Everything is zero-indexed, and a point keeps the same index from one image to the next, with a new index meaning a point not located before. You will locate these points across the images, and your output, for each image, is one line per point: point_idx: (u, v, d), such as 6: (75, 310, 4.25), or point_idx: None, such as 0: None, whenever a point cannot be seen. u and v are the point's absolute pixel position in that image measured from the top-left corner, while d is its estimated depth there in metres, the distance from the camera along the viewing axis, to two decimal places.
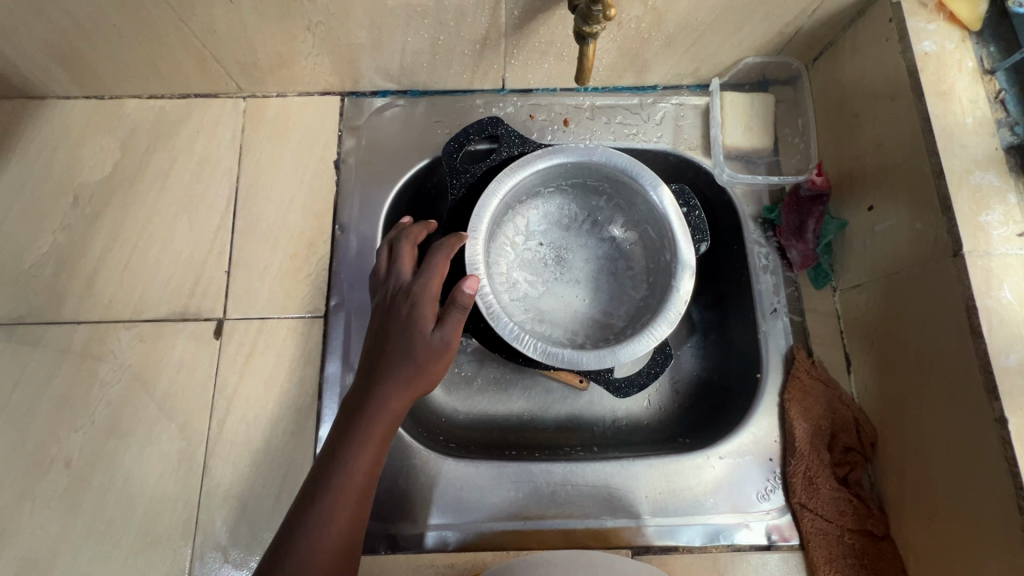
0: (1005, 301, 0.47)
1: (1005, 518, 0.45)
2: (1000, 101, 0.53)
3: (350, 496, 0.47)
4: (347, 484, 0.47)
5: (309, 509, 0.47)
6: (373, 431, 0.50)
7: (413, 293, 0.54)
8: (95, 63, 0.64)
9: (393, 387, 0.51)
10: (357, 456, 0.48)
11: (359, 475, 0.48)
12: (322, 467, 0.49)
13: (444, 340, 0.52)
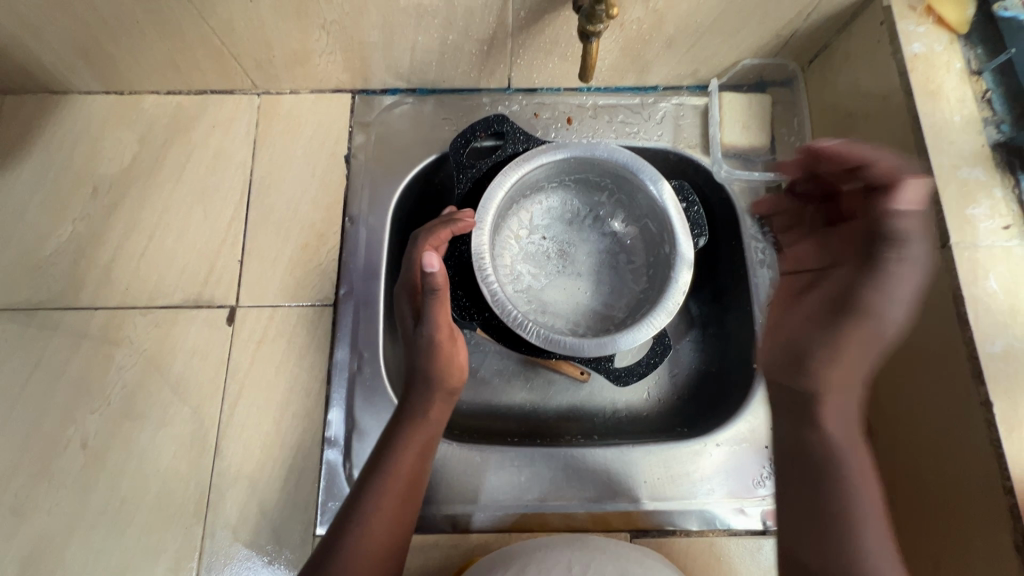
0: (989, 289, 0.49)
1: (989, 498, 0.47)
2: (987, 100, 0.56)
3: (393, 503, 0.53)
4: (389, 491, 0.53)
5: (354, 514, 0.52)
6: (412, 443, 0.55)
7: (402, 297, 0.61)
8: (117, 59, 0.67)
9: (430, 400, 0.58)
10: (397, 461, 0.54)
11: (400, 481, 0.54)
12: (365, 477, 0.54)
13: (428, 335, 0.57)
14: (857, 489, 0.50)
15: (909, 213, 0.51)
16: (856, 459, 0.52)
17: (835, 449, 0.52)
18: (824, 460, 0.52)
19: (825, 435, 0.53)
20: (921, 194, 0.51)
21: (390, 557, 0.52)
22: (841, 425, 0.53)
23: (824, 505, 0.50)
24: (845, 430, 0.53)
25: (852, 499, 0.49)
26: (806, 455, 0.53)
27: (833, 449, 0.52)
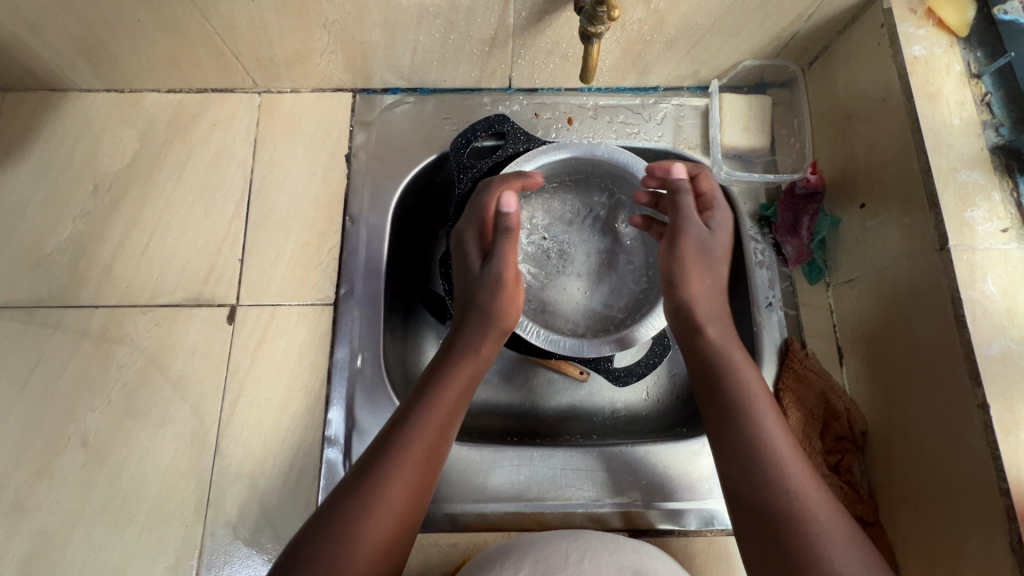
0: (988, 292, 0.50)
1: (987, 498, 0.47)
2: (986, 103, 0.56)
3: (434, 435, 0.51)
4: (434, 420, 0.51)
5: (390, 444, 0.49)
6: (460, 378, 0.55)
7: (461, 238, 0.62)
8: (118, 57, 0.67)
9: (485, 337, 0.58)
10: (442, 394, 0.53)
11: (444, 414, 0.52)
12: (403, 410, 0.52)
13: (495, 274, 0.58)
14: (760, 402, 0.51)
15: (701, 180, 0.64)
16: (750, 374, 0.53)
17: (733, 364, 0.54)
18: (726, 377, 0.53)
19: (725, 355, 0.54)
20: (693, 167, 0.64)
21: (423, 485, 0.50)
22: (709, 330, 0.56)
23: (730, 414, 0.51)
24: (733, 347, 0.55)
25: (757, 405, 0.50)
26: (704, 365, 0.55)
27: (727, 363, 0.54)
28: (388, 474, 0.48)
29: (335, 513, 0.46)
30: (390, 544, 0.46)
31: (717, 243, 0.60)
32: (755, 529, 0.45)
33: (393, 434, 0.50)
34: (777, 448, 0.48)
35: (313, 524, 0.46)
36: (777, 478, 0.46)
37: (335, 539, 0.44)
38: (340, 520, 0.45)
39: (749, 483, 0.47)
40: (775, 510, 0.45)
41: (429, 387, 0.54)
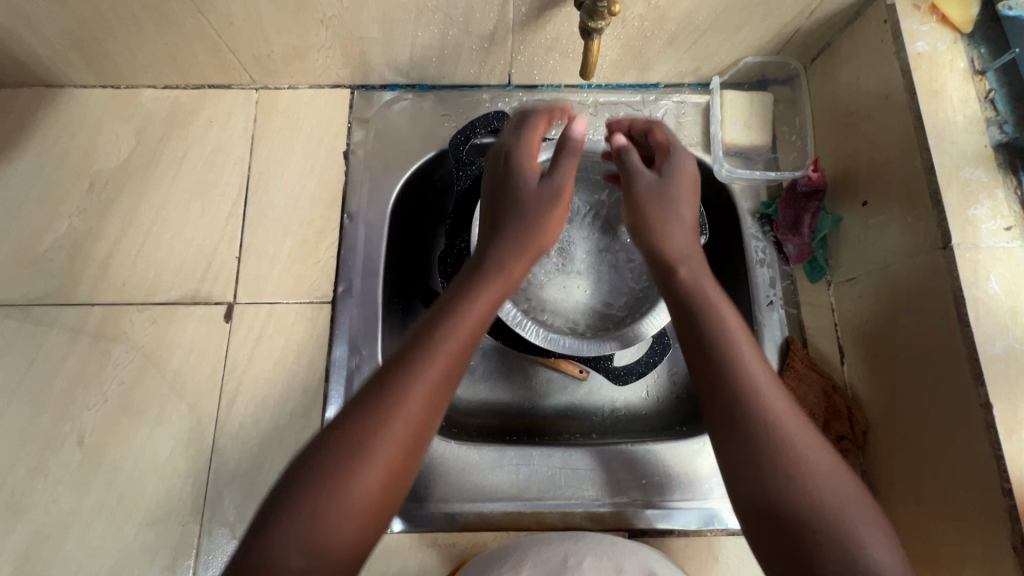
0: (991, 290, 0.49)
1: (989, 498, 0.47)
2: (989, 100, 0.55)
3: (460, 356, 0.42)
4: (458, 338, 0.42)
5: (404, 364, 0.40)
6: (490, 295, 0.46)
7: (511, 151, 0.57)
8: (114, 52, 0.66)
9: (522, 251, 0.51)
10: (470, 311, 0.44)
11: (472, 334, 0.43)
12: (419, 327, 0.43)
13: (556, 189, 0.54)
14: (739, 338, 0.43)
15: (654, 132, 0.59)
16: (744, 341, 0.43)
17: (722, 326, 0.44)
18: (721, 353, 0.42)
19: (718, 323, 0.44)
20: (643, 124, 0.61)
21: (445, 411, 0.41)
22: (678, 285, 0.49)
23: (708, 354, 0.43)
24: (727, 311, 0.45)
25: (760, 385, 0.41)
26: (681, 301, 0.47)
27: (718, 333, 0.43)
28: (393, 401, 0.38)
29: (325, 448, 0.37)
30: (395, 484, 0.37)
31: (671, 185, 0.54)
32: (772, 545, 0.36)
33: (409, 350, 0.41)
34: (761, 387, 0.41)
35: (299, 460, 0.37)
36: (796, 478, 0.37)
37: (320, 484, 0.35)
38: (334, 457, 0.36)
39: (758, 488, 0.37)
40: (796, 523, 0.36)
41: (452, 302, 0.44)
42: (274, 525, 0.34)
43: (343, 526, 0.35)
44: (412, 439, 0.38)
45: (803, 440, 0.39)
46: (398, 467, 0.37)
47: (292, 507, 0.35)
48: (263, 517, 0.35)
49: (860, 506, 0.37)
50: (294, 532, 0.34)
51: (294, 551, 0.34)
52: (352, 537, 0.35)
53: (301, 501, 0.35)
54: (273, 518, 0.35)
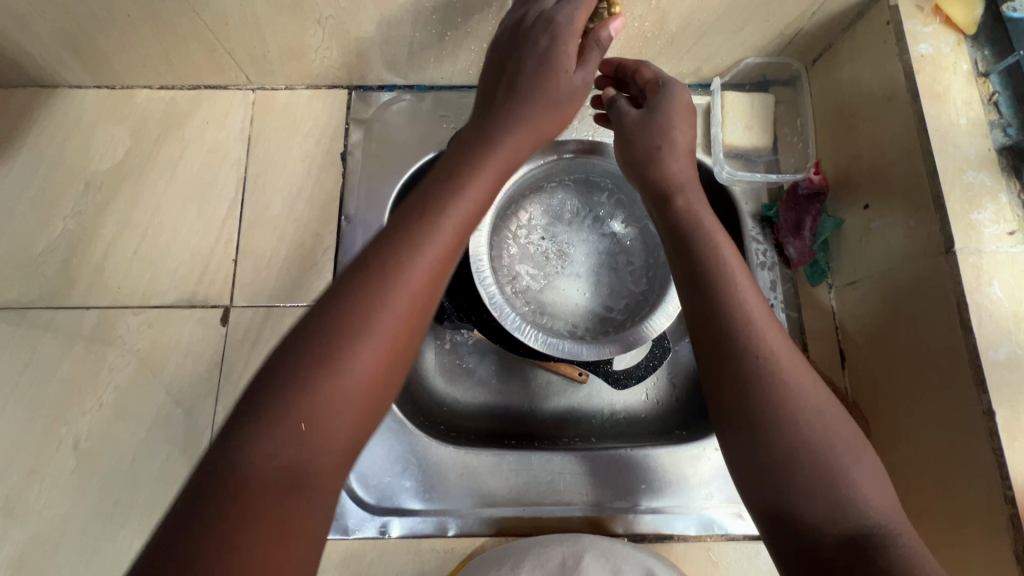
0: (993, 296, 0.49)
1: (991, 506, 0.47)
2: (993, 103, 0.55)
3: (444, 255, 0.40)
4: (441, 237, 0.40)
5: (383, 262, 0.38)
6: (475, 192, 0.43)
7: (555, 24, 0.49)
8: (108, 52, 0.65)
9: (510, 149, 0.47)
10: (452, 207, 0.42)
11: (455, 232, 0.41)
12: (397, 225, 0.40)
13: (584, 83, 0.51)
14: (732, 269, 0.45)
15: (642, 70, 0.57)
16: (743, 281, 0.45)
17: (719, 254, 0.46)
18: (719, 288, 0.44)
19: (716, 258, 0.46)
20: (632, 65, 0.59)
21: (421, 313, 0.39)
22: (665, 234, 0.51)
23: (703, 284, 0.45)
24: (723, 244, 0.47)
25: (759, 324, 0.43)
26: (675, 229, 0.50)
27: (717, 274, 0.45)
28: (377, 298, 0.37)
29: (305, 348, 0.35)
30: (382, 381, 0.37)
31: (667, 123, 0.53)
32: (751, 467, 0.40)
33: (389, 248, 0.39)
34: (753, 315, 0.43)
35: (276, 358, 0.36)
36: (782, 408, 0.40)
37: (305, 380, 0.34)
38: (317, 355, 0.35)
39: (744, 417, 0.40)
40: (778, 450, 0.39)
41: (433, 200, 0.42)
42: (257, 423, 0.33)
43: (333, 419, 0.34)
44: (397, 335, 0.37)
45: (796, 377, 0.41)
46: (384, 363, 0.36)
47: (274, 405, 0.34)
48: (242, 418, 0.34)
49: (846, 437, 0.39)
50: (280, 428, 0.33)
51: (281, 446, 0.33)
52: (342, 431, 0.35)
53: (287, 400, 0.34)
54: (257, 416, 0.33)
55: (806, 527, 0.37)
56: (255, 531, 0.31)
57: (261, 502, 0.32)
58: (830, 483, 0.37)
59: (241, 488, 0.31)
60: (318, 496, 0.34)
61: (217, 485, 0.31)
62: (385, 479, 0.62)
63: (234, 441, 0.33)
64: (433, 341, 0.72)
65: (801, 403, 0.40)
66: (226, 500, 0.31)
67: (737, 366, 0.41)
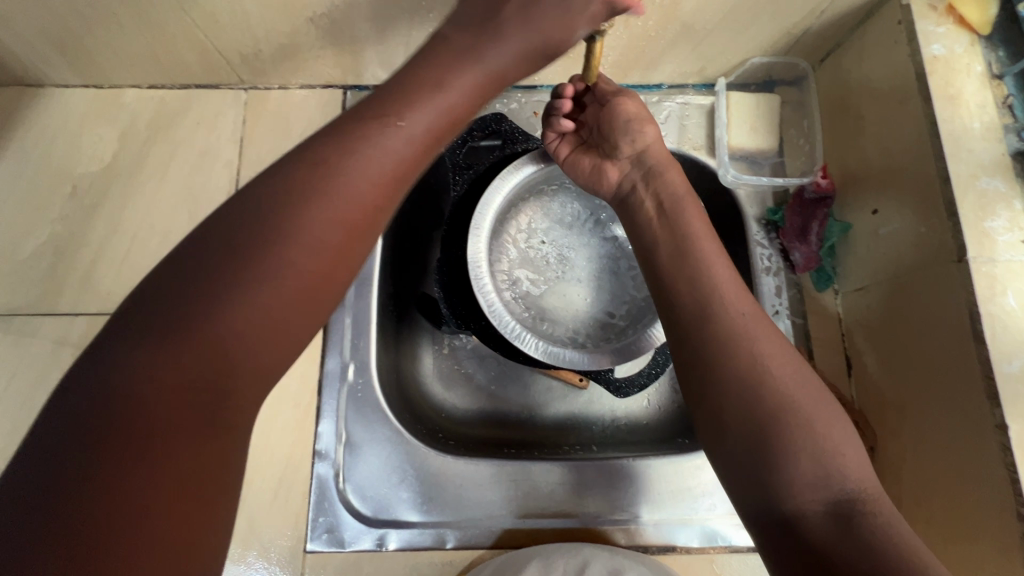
0: (1007, 306, 0.47)
1: (1004, 522, 0.45)
2: (1007, 106, 0.53)
3: (376, 181, 0.39)
4: (375, 164, 0.39)
5: (308, 180, 0.36)
6: (434, 113, 0.42)
7: None
8: (95, 51, 0.63)
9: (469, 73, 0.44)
10: (389, 133, 0.40)
11: (393, 161, 0.40)
12: (327, 144, 0.38)
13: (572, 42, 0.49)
14: (706, 252, 0.48)
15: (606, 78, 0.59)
16: (723, 284, 0.45)
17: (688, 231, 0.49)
18: (690, 261, 0.47)
19: (687, 231, 0.49)
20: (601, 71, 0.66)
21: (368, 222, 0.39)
22: (647, 202, 0.53)
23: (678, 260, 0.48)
24: (694, 220, 0.50)
25: (739, 327, 0.43)
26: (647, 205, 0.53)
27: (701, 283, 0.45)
28: (303, 216, 0.35)
29: (215, 261, 0.34)
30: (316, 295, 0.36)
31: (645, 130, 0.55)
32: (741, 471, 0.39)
33: (315, 166, 0.37)
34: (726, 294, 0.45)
35: (179, 266, 0.33)
36: (772, 401, 0.39)
37: (218, 297, 0.33)
38: (229, 271, 0.33)
39: (743, 417, 0.40)
40: (772, 447, 0.38)
41: (369, 122, 0.40)
42: (160, 339, 0.31)
43: (247, 343, 0.33)
44: (323, 259, 0.36)
45: (784, 373, 0.41)
46: (307, 287, 0.35)
47: (181, 320, 0.32)
48: (139, 329, 0.32)
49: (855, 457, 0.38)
50: (186, 347, 0.32)
51: (193, 368, 0.32)
52: (260, 354, 0.34)
53: (197, 316, 0.32)
54: (158, 331, 0.32)
55: (802, 528, 0.36)
56: (164, 456, 0.30)
57: (171, 424, 0.31)
58: (826, 485, 0.37)
59: (147, 409, 0.30)
60: (234, 419, 0.34)
61: (116, 403, 0.30)
62: (382, 489, 0.61)
63: (133, 357, 0.31)
64: (431, 347, 0.71)
65: (802, 408, 0.39)
66: (130, 419, 0.30)
67: (724, 368, 0.41)
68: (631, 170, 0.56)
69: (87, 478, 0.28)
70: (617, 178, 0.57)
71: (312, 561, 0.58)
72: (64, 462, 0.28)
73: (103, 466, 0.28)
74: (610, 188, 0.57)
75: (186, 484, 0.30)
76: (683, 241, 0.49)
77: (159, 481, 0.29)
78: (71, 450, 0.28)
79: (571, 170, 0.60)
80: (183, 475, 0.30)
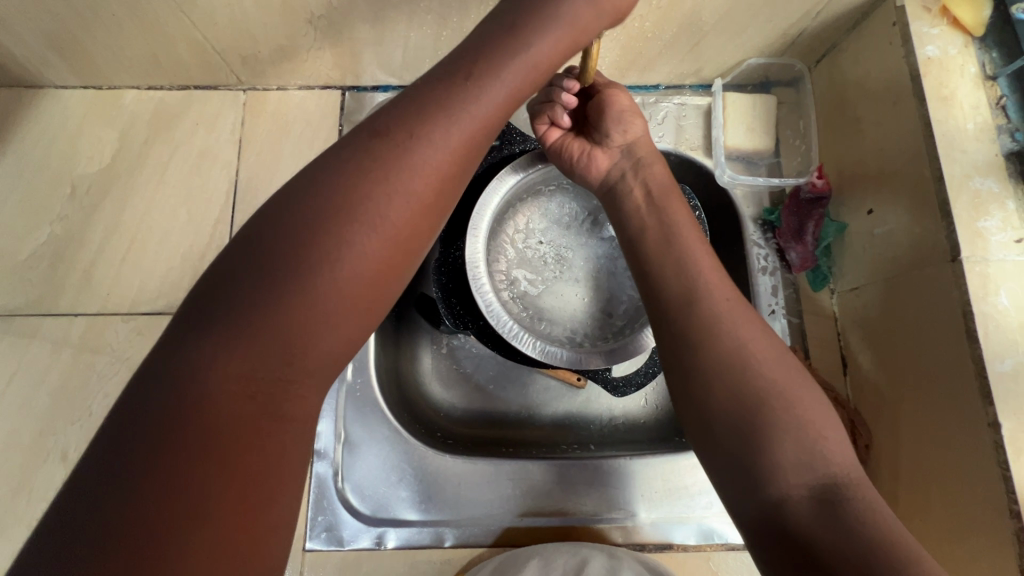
0: (1000, 305, 0.48)
1: (997, 519, 0.46)
2: (1001, 107, 0.53)
3: (444, 168, 0.36)
4: (442, 146, 0.36)
5: (373, 163, 0.34)
6: (497, 91, 0.38)
7: None
8: (95, 53, 0.64)
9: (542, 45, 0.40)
10: (458, 112, 0.37)
11: (462, 143, 0.37)
12: (395, 122, 0.36)
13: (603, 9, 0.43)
14: (695, 251, 0.48)
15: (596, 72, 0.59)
16: (713, 283, 0.46)
17: (676, 228, 0.49)
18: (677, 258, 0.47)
19: (675, 227, 0.49)
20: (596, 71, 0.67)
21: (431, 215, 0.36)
22: (637, 190, 0.54)
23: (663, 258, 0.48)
24: (682, 217, 0.50)
25: (731, 328, 0.43)
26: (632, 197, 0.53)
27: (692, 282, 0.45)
28: (364, 209, 0.33)
29: (275, 258, 0.32)
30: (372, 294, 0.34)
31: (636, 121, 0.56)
32: (728, 464, 0.40)
33: (381, 148, 0.35)
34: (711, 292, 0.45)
35: (234, 267, 0.32)
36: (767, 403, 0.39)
37: (283, 290, 0.32)
38: (288, 266, 0.32)
39: (737, 416, 0.40)
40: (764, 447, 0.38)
41: (439, 98, 0.37)
42: (224, 333, 0.31)
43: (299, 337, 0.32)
44: (387, 251, 0.34)
45: (774, 372, 0.41)
46: (370, 282, 0.34)
47: (245, 312, 0.31)
48: (204, 321, 0.31)
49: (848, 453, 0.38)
50: (248, 343, 0.31)
51: (257, 365, 0.31)
52: (323, 349, 0.33)
53: (260, 308, 0.31)
54: (223, 323, 0.31)
55: (788, 519, 0.36)
56: (225, 455, 0.30)
57: (231, 423, 0.30)
58: (813, 477, 0.37)
59: (208, 408, 0.30)
60: None
61: (171, 407, 0.29)
62: (381, 489, 0.61)
63: (191, 361, 0.30)
64: (430, 347, 0.71)
65: (795, 406, 0.39)
66: (192, 418, 0.29)
67: (715, 367, 0.41)
68: (621, 160, 0.56)
69: (149, 473, 0.28)
70: (607, 165, 0.56)
71: (312, 559, 0.58)
72: (105, 468, 0.28)
73: (162, 464, 0.28)
74: (598, 176, 0.57)
75: (243, 484, 0.30)
76: (679, 240, 0.49)
77: (218, 480, 0.29)
78: (125, 452, 0.28)
79: (559, 157, 0.59)
80: (242, 473, 0.30)
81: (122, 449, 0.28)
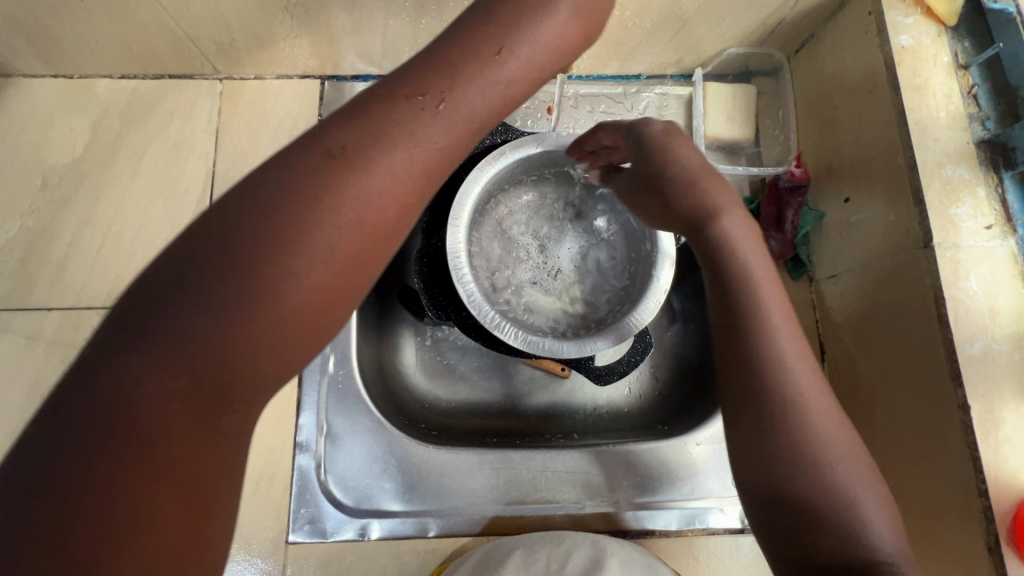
0: (970, 290, 0.49)
1: (963, 498, 0.47)
2: (973, 96, 0.54)
3: (404, 184, 0.31)
4: (405, 162, 0.31)
5: (321, 174, 0.29)
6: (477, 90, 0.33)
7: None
8: (64, 41, 0.62)
9: (514, 54, 0.35)
10: (431, 113, 0.32)
11: (424, 160, 0.32)
12: (350, 129, 0.31)
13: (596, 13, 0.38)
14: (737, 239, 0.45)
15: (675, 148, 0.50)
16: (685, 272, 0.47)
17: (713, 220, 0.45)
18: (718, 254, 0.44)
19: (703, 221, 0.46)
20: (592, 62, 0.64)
21: (399, 220, 0.31)
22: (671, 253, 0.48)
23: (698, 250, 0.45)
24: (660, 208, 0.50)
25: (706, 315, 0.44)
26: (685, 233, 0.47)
27: None
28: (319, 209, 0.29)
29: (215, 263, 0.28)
30: (326, 307, 0.29)
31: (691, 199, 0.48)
32: (759, 477, 0.39)
33: (342, 147, 0.30)
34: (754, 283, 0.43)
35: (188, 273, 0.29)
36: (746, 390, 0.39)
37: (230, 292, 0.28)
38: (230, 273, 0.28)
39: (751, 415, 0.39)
40: None
41: (401, 103, 0.32)
42: None
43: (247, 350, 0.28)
44: (344, 268, 0.29)
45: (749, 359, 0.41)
46: (313, 311, 0.29)
47: (187, 335, 0.27)
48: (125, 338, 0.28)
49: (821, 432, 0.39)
50: (192, 368, 0.28)
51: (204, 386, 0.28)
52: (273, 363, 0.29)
53: (191, 330, 0.27)
54: None
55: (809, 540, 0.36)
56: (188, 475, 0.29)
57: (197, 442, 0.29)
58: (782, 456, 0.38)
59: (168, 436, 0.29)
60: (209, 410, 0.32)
61: None
62: (364, 481, 0.61)
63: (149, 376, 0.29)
64: (413, 338, 0.71)
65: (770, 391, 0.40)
66: None
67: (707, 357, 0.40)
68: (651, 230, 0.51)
69: None
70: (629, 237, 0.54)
71: (294, 552, 0.58)
72: None
73: (103, 495, 0.26)
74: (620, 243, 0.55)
75: (190, 508, 0.28)
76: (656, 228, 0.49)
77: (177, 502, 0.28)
78: None
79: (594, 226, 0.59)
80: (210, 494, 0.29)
81: (52, 484, 0.26)
